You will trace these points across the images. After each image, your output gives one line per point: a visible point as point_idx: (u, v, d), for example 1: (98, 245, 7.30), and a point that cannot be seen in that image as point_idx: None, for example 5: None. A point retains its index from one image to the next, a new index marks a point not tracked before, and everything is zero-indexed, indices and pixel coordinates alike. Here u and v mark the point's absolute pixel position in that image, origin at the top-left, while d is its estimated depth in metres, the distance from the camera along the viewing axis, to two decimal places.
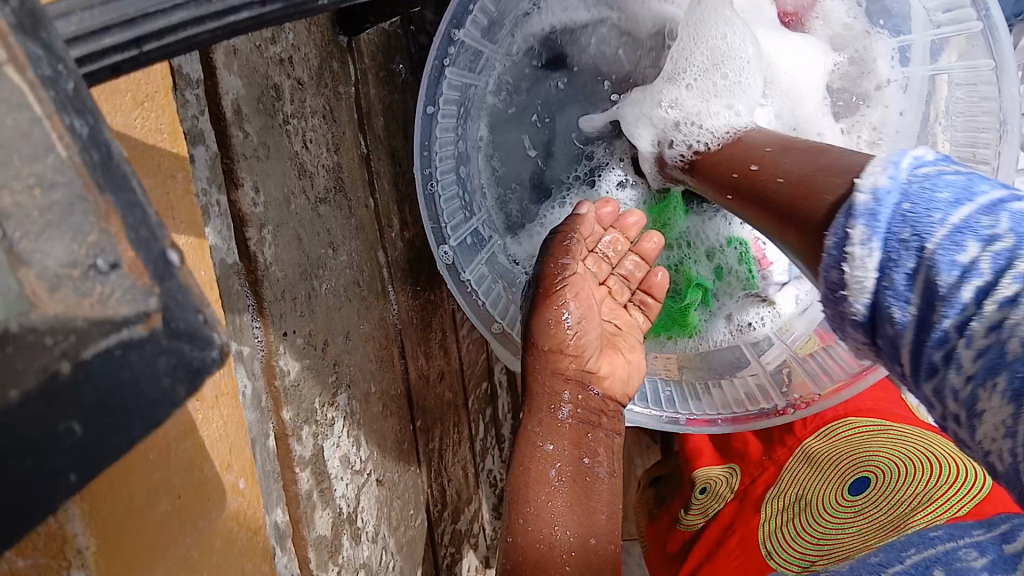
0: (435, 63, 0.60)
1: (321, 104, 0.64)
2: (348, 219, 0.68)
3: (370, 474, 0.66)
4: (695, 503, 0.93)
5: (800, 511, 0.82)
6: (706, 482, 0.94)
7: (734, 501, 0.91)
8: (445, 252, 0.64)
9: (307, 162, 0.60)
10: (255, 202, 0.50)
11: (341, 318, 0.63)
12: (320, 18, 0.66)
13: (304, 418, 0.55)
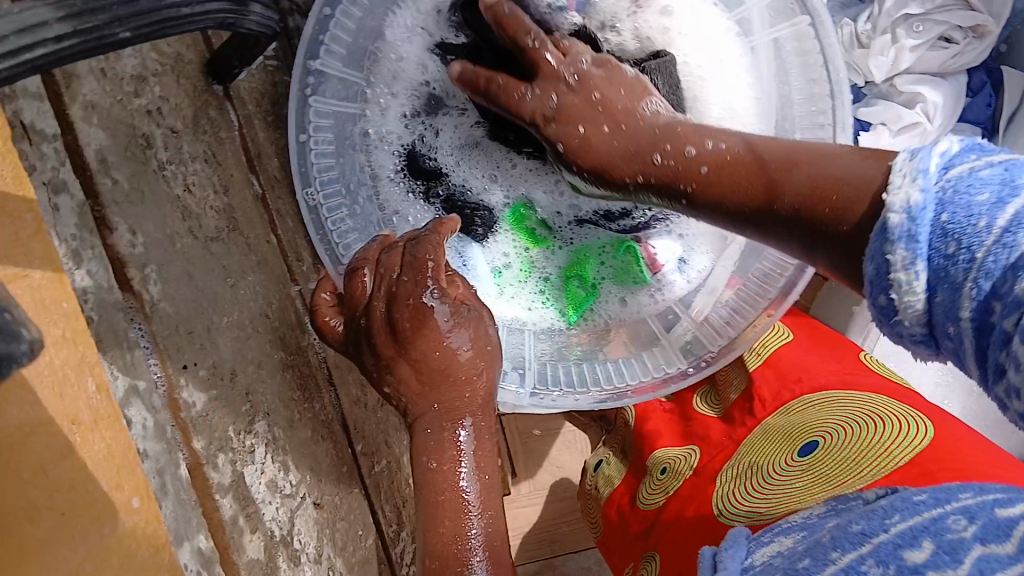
0: (297, 94, 0.64)
1: (200, 148, 0.67)
2: (248, 256, 0.70)
3: (304, 498, 0.67)
4: (656, 484, 0.88)
5: (746, 479, 0.77)
6: (666, 461, 0.89)
7: (692, 475, 0.85)
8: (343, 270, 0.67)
9: (192, 205, 0.63)
10: (133, 244, 0.53)
11: (250, 348, 0.64)
12: (190, 69, 0.68)
13: (217, 447, 0.56)
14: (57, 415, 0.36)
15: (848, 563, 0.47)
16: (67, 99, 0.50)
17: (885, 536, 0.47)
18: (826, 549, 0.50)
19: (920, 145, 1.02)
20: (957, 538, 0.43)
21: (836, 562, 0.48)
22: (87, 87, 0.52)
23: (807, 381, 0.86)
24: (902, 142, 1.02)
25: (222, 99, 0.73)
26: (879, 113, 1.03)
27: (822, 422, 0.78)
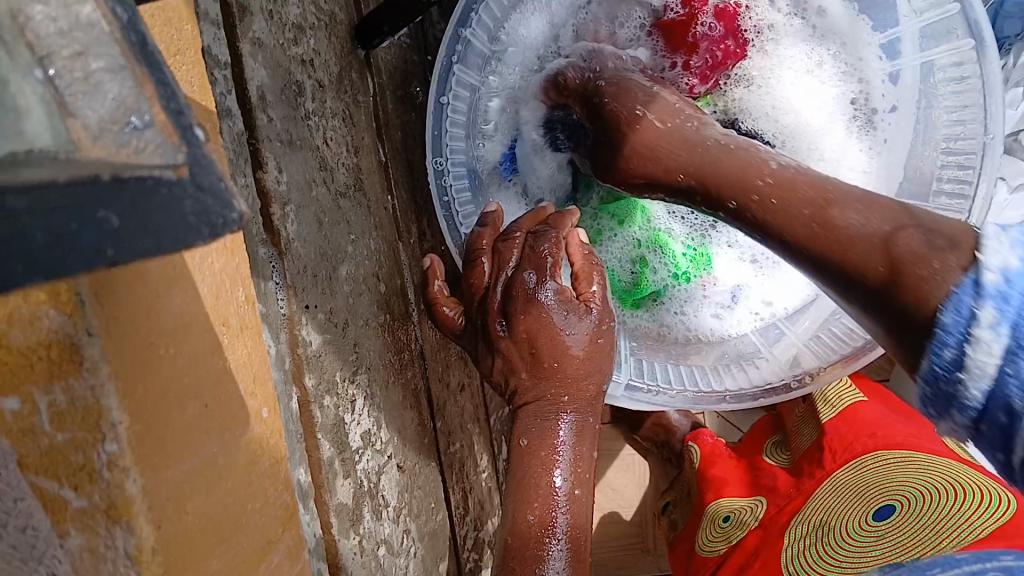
0: (442, 59, 0.66)
1: (341, 107, 0.69)
2: (367, 217, 0.72)
3: (390, 457, 0.68)
4: (719, 531, 0.86)
5: (819, 539, 0.75)
6: (729, 510, 0.87)
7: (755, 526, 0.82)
8: None
9: (328, 157, 0.65)
10: (278, 181, 0.55)
11: (361, 303, 0.66)
12: (340, 30, 0.72)
13: (326, 387, 0.58)
14: (210, 314, 0.38)
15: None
16: (239, 33, 0.53)
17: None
18: None
19: None
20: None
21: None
22: (257, 25, 0.55)
23: (883, 437, 0.85)
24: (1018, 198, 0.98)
25: (363, 67, 0.76)
26: (1006, 167, 0.99)
27: (895, 483, 0.76)
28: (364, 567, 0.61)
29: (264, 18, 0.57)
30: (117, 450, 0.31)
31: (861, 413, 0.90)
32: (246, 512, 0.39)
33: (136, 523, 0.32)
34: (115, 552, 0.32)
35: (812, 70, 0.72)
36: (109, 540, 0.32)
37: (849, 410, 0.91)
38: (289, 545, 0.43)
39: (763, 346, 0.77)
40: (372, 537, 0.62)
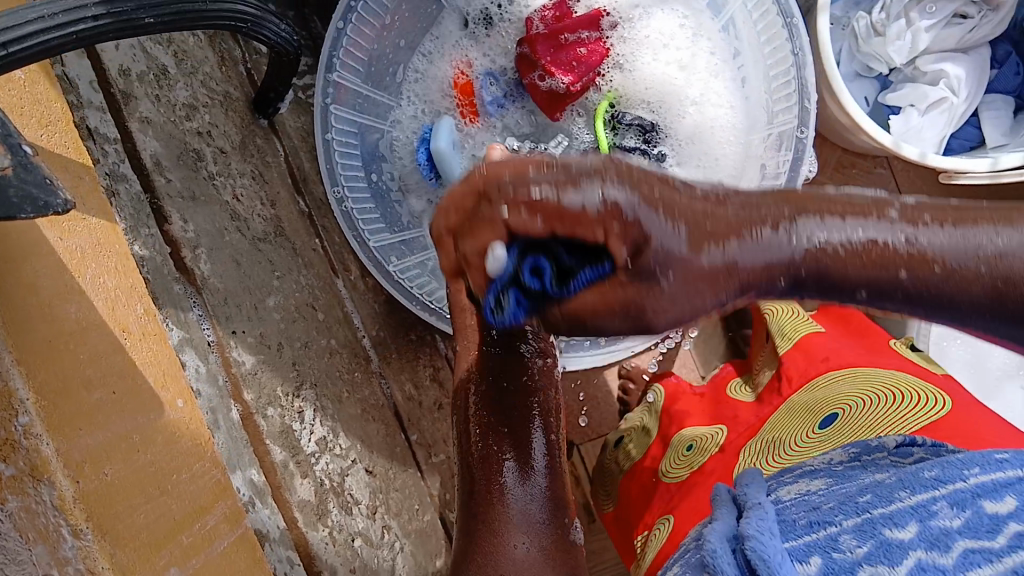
0: (320, 102, 0.73)
1: (248, 167, 0.78)
2: (294, 256, 0.80)
3: (355, 461, 0.75)
4: (681, 458, 0.88)
5: (771, 452, 0.79)
6: (693, 439, 0.90)
7: (716, 453, 0.85)
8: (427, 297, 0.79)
9: (240, 210, 0.74)
10: (185, 229, 0.64)
11: (297, 329, 0.74)
12: (238, 105, 0.82)
13: (267, 399, 0.65)
14: (107, 321, 0.46)
15: (920, 502, 0.44)
16: (125, 114, 0.62)
17: (960, 484, 0.44)
18: (890, 491, 0.47)
19: (951, 120, 1.05)
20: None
21: (902, 500, 0.45)
22: (144, 106, 0.65)
23: (834, 359, 0.87)
24: (932, 119, 1.04)
25: (269, 132, 0.86)
26: (908, 96, 1.05)
27: (840, 394, 0.79)
28: (340, 555, 0.67)
29: (150, 101, 0.67)
30: (29, 421, 0.38)
31: (814, 339, 0.92)
32: (171, 479, 0.47)
33: (56, 479, 0.39)
34: (43, 507, 0.39)
35: (669, 47, 0.84)
36: (38, 497, 0.39)
37: (803, 340, 0.93)
38: (227, 512, 0.50)
39: None
40: (344, 530, 0.68)
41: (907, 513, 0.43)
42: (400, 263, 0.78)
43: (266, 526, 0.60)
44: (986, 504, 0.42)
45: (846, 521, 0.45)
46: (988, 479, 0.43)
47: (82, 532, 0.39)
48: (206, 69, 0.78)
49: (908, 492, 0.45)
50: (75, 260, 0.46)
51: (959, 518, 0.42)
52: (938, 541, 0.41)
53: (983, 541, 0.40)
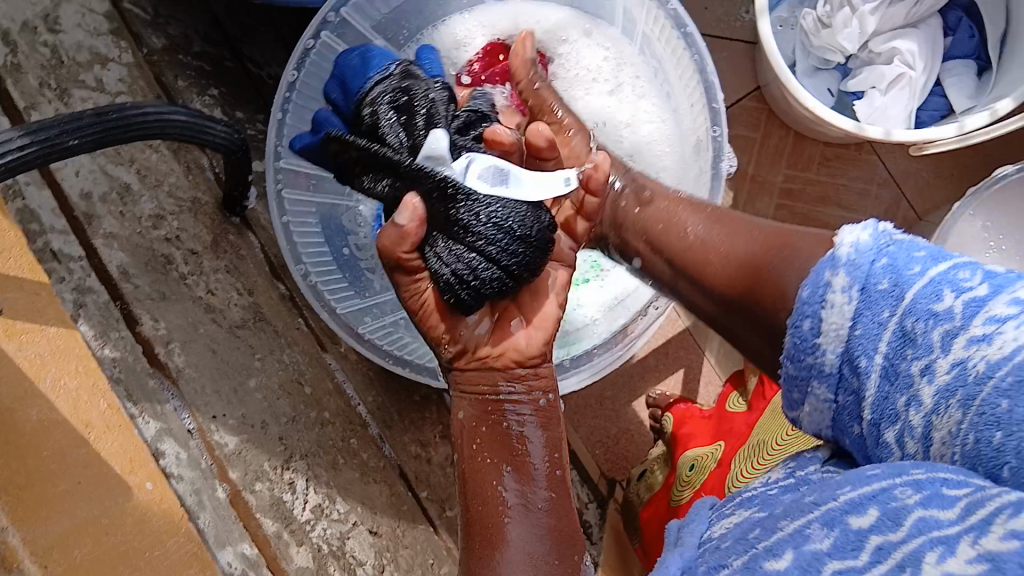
0: (273, 188, 0.77)
1: (223, 263, 0.83)
2: (276, 339, 0.84)
3: (357, 525, 0.75)
4: (686, 479, 0.90)
5: (755, 456, 0.79)
6: (695, 458, 0.91)
7: (712, 468, 0.86)
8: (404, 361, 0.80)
9: (215, 302, 0.77)
10: (156, 326, 0.69)
11: (282, 405, 0.75)
12: (206, 208, 0.83)
13: (253, 475, 0.69)
14: None
15: (797, 529, 0.39)
16: (89, 232, 0.70)
17: (834, 503, 0.39)
18: (775, 521, 0.42)
19: (915, 93, 1.05)
20: (899, 505, 0.36)
21: (783, 528, 0.40)
22: (107, 223, 0.70)
23: None
24: (895, 96, 1.05)
25: (241, 227, 0.86)
26: (867, 79, 1.07)
27: None
28: None
29: (114, 218, 0.70)
30: None
31: None
32: None
33: None
34: None
35: (595, 76, 0.89)
36: None
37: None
38: None
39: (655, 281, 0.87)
40: None
41: (787, 541, 0.39)
42: (370, 325, 0.82)
43: None
44: (853, 520, 0.37)
45: (736, 561, 0.41)
46: (858, 493, 0.38)
47: None
48: (171, 179, 0.82)
49: (790, 518, 0.41)
50: None
51: (830, 538, 0.37)
52: (809, 566, 0.37)
53: (848, 561, 0.36)
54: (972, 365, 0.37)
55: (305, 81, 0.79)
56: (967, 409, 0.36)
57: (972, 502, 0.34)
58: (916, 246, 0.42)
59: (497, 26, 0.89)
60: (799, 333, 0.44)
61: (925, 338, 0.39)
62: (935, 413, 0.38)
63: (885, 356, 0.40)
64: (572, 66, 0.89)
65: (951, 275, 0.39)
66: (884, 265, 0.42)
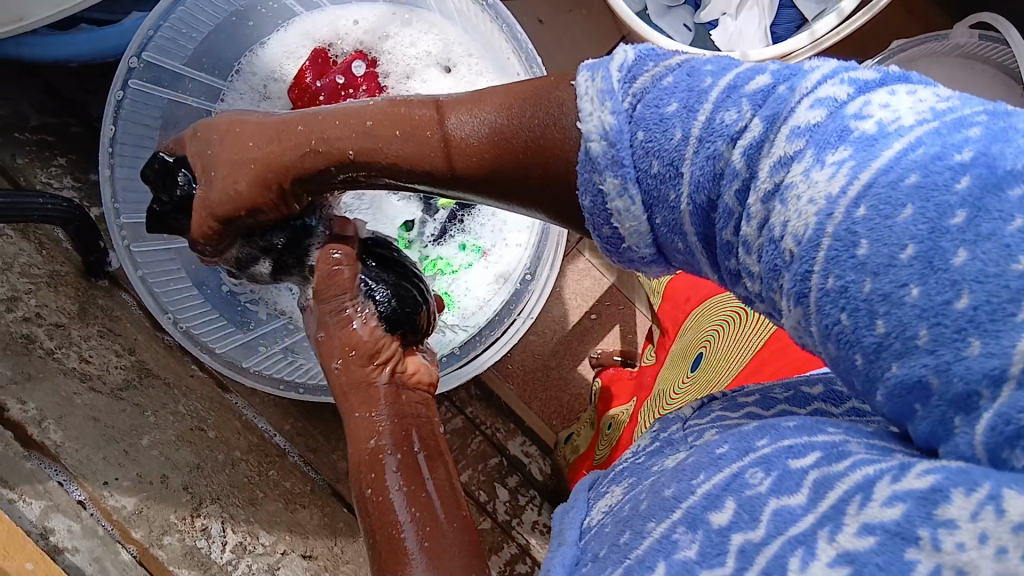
0: (121, 246, 0.77)
1: (95, 328, 0.79)
2: (169, 389, 0.80)
3: (286, 553, 0.78)
4: (607, 439, 0.89)
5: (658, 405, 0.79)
6: (613, 417, 0.91)
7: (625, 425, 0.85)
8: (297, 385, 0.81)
9: (92, 369, 0.77)
10: (25, 408, 0.71)
11: (182, 455, 0.77)
12: (70, 278, 0.81)
13: (159, 532, 0.71)
14: None
15: (663, 534, 0.34)
16: None
17: (692, 499, 0.34)
18: (641, 519, 0.36)
19: (764, 10, 1.08)
20: (753, 495, 0.32)
21: (650, 532, 0.35)
22: None
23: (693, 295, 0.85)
24: (745, 19, 1.08)
25: (115, 289, 0.83)
26: (717, 7, 1.09)
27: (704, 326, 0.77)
28: None
29: None
30: None
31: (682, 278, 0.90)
32: None
33: None
34: None
35: (428, 62, 0.90)
36: None
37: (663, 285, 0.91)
38: None
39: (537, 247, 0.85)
40: None
41: (655, 551, 0.34)
42: (256, 357, 0.82)
43: None
44: (712, 517, 0.33)
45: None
46: (712, 484, 0.34)
47: None
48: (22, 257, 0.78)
49: (656, 519, 0.35)
50: None
51: (695, 544, 0.33)
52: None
53: (715, 571, 0.31)
54: (785, 244, 0.32)
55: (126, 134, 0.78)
56: (806, 306, 0.32)
57: (819, 481, 0.31)
58: (667, 93, 0.38)
59: (317, 34, 0.89)
60: (605, 238, 0.42)
61: (723, 205, 0.35)
62: (774, 294, 0.34)
63: (696, 231, 0.38)
64: (404, 62, 0.90)
65: (715, 125, 0.36)
66: (647, 136, 0.37)
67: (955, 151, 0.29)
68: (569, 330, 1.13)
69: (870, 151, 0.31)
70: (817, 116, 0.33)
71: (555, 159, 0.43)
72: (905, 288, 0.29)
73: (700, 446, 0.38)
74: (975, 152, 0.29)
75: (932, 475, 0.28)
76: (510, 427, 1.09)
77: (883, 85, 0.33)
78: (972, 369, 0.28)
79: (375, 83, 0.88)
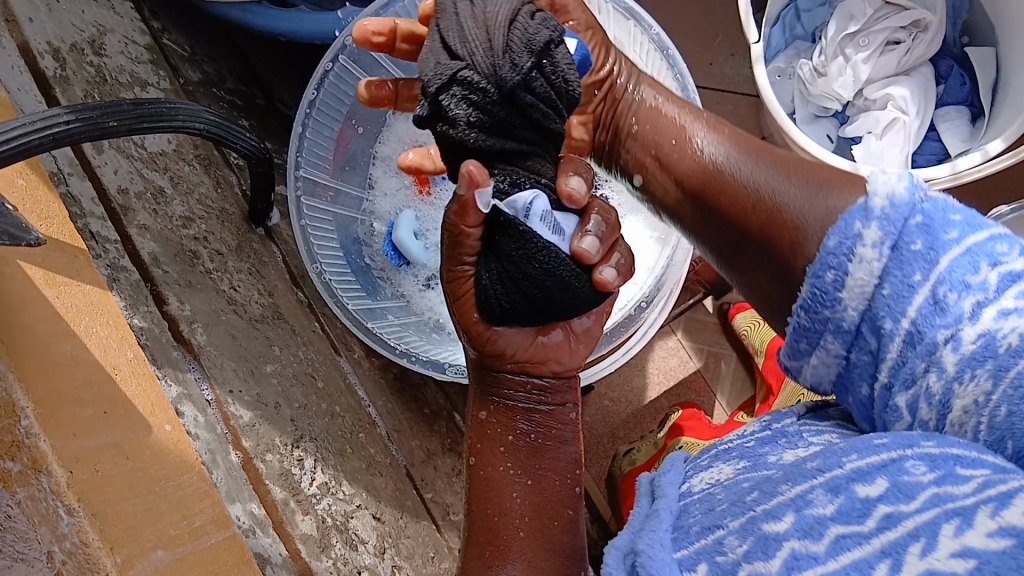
0: (293, 194, 0.85)
1: (245, 265, 0.89)
2: (292, 334, 0.89)
3: (361, 507, 0.81)
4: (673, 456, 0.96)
5: None
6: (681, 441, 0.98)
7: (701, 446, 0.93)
8: (407, 362, 0.84)
9: (238, 297, 0.84)
10: (181, 308, 0.76)
11: (295, 392, 0.82)
12: (235, 218, 0.91)
13: (265, 446, 0.73)
14: (98, 359, 0.59)
15: (799, 494, 0.43)
16: (125, 221, 0.78)
17: (839, 471, 0.43)
18: (776, 485, 0.45)
19: (909, 136, 1.11)
20: (912, 480, 0.40)
21: (786, 493, 0.43)
22: (141, 217, 0.79)
23: None
24: (892, 139, 1.11)
25: (266, 241, 0.95)
26: (863, 125, 1.12)
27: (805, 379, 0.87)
28: None
29: (148, 212, 0.80)
30: (30, 424, 0.51)
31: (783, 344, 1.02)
32: (160, 484, 0.58)
33: (50, 468, 0.50)
34: (44, 493, 0.50)
35: None
36: (37, 484, 0.50)
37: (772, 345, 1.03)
38: (217, 517, 0.61)
39: (651, 293, 0.90)
40: (347, 561, 0.75)
41: (788, 505, 0.42)
42: (378, 322, 0.88)
43: (265, 551, 0.68)
44: (859, 488, 0.41)
45: (733, 522, 0.44)
46: (865, 464, 0.42)
47: (74, 510, 0.51)
48: (202, 190, 0.89)
49: (791, 484, 0.44)
50: (71, 313, 0.59)
51: (834, 504, 0.40)
52: (813, 530, 0.40)
53: (853, 526, 0.39)
54: (1007, 327, 0.41)
55: (322, 100, 0.87)
56: (998, 382, 0.41)
57: (984, 481, 0.38)
58: (949, 209, 0.46)
59: None
60: (820, 284, 0.49)
61: (961, 310, 0.43)
62: (959, 378, 0.42)
63: (912, 321, 0.45)
64: None
65: (987, 248, 0.44)
66: (917, 225, 0.46)
67: None
68: (643, 404, 1.18)
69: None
70: None
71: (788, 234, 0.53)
72: None
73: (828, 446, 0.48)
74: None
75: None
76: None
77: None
78: None
79: None
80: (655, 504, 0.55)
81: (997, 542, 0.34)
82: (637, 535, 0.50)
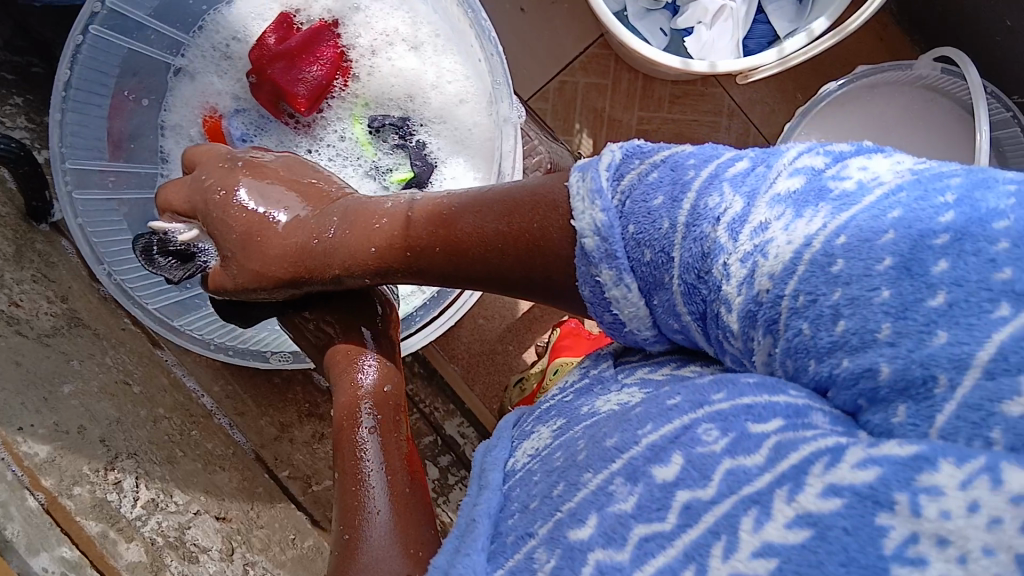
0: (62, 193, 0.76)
1: (29, 273, 0.78)
2: (98, 339, 0.81)
3: (199, 513, 0.78)
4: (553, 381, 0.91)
5: None
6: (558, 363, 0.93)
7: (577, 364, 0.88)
8: (228, 357, 0.79)
9: (21, 315, 0.77)
10: None
11: (103, 407, 0.78)
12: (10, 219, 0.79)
13: (68, 481, 0.74)
14: None
15: (600, 486, 0.39)
16: None
17: (635, 449, 0.39)
18: (580, 470, 0.41)
19: (739, 23, 1.06)
20: (706, 452, 0.36)
21: (588, 484, 0.40)
22: None
23: None
24: (720, 29, 1.06)
25: (54, 235, 0.82)
26: (693, 15, 1.07)
27: None
28: None
29: None
30: None
31: None
32: None
33: None
34: None
35: (395, 42, 0.87)
36: None
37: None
38: None
39: None
40: None
41: (591, 502, 0.39)
42: (190, 314, 0.81)
43: None
44: (657, 471, 0.37)
45: (543, 527, 0.40)
46: (659, 436, 0.39)
47: None
48: None
49: (593, 471, 0.40)
50: None
51: (634, 496, 0.37)
52: (615, 533, 0.37)
53: (654, 525, 0.36)
54: (759, 285, 0.36)
55: (80, 80, 0.77)
56: (774, 333, 0.36)
57: (778, 445, 0.35)
58: (653, 189, 0.42)
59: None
60: (604, 312, 0.45)
61: (714, 276, 0.38)
62: (748, 339, 0.38)
63: (690, 305, 0.41)
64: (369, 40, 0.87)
65: (701, 209, 0.39)
66: (634, 233, 0.42)
67: (931, 214, 0.34)
68: (517, 317, 1.09)
69: (840, 211, 0.35)
70: (795, 186, 0.37)
71: (545, 251, 0.48)
72: (876, 291, 0.33)
73: (643, 397, 0.43)
74: (955, 198, 0.34)
75: (913, 446, 0.31)
76: (448, 409, 1.06)
77: (857, 154, 0.38)
78: (935, 355, 0.31)
79: (338, 55, 0.87)
80: (476, 496, 0.49)
81: (795, 534, 0.32)
82: (456, 549, 0.45)
